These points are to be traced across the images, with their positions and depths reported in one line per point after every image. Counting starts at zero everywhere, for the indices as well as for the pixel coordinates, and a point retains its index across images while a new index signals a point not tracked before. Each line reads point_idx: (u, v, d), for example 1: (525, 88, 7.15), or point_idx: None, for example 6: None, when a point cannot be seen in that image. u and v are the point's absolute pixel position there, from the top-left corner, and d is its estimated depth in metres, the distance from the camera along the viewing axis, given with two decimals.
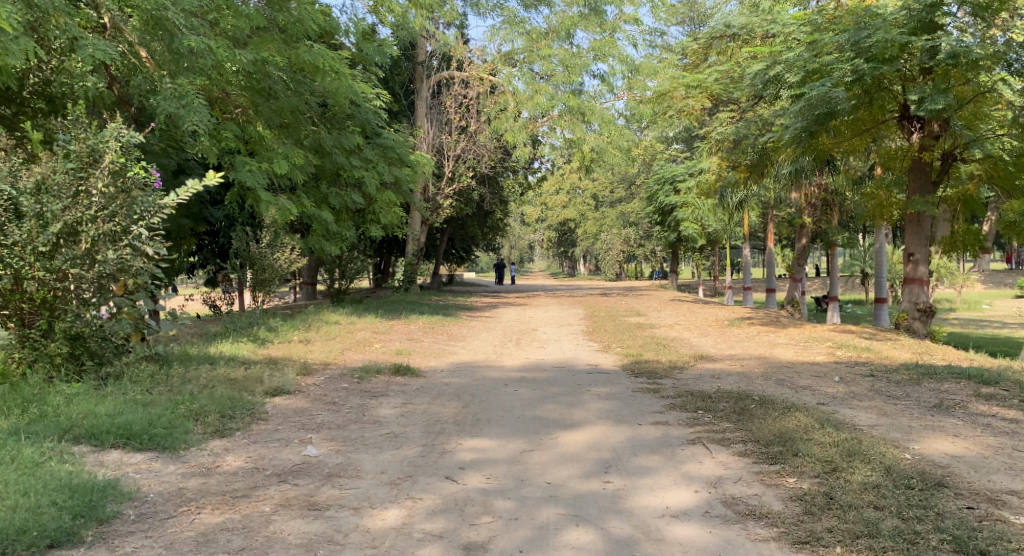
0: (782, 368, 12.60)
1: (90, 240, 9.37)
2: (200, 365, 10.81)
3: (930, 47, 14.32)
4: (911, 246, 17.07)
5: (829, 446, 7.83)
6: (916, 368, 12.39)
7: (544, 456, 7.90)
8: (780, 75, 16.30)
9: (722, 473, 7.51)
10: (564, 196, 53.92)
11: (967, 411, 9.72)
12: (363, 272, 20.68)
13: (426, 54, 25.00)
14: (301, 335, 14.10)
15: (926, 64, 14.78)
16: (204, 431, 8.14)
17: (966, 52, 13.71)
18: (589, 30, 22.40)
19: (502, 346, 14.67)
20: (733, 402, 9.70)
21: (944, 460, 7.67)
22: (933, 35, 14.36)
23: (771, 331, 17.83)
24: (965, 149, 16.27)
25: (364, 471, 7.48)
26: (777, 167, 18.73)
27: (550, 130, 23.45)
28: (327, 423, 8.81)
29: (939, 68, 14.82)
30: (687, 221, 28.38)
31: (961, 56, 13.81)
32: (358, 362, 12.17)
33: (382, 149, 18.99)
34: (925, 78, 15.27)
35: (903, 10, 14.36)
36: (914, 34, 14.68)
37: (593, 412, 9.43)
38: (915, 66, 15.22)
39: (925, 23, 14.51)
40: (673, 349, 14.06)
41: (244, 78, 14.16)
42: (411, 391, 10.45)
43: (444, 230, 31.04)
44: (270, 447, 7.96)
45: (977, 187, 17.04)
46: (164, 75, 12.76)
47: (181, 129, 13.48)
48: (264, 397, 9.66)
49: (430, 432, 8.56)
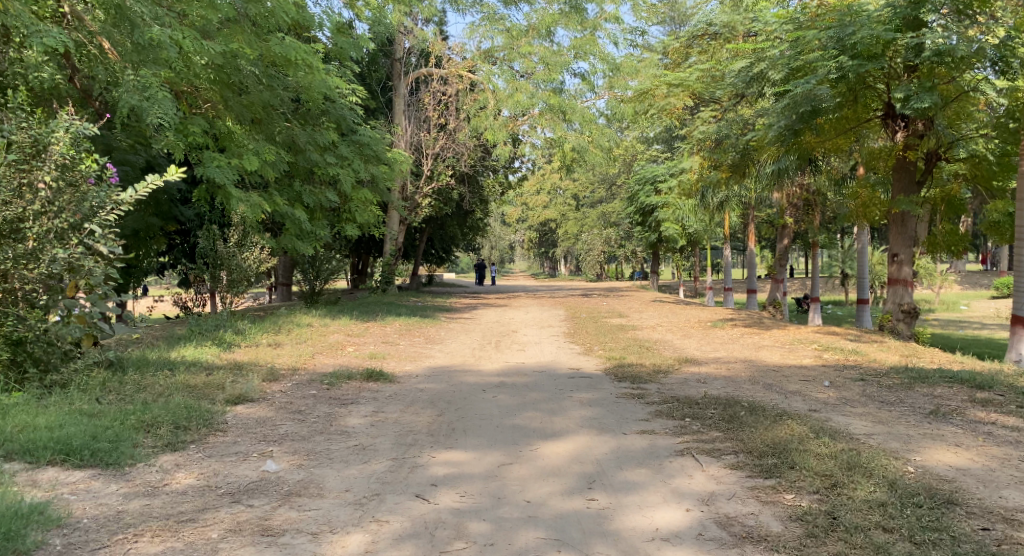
0: (769, 372, 12.13)
1: (34, 238, 8.95)
2: (159, 371, 10.22)
3: (915, 44, 13.83)
4: (895, 246, 16.65)
5: (828, 458, 7.35)
6: (908, 371, 11.94)
7: (522, 471, 7.37)
8: (765, 73, 15.96)
9: (714, 489, 7.00)
10: (544, 197, 53.55)
11: (966, 418, 9.28)
12: (338, 273, 20.02)
13: (404, 50, 24.39)
14: (270, 338, 13.51)
15: (911, 62, 14.32)
16: (154, 444, 7.58)
17: (951, 51, 13.29)
18: (569, 28, 22.00)
19: (479, 349, 14.11)
20: (722, 410, 9.21)
21: (949, 474, 7.21)
22: (918, 31, 13.91)
23: (756, 333, 17.41)
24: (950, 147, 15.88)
25: (327, 489, 6.92)
26: (759, 167, 18.08)
27: (530, 129, 22.99)
28: (291, 434, 8.24)
29: (925, 66, 14.38)
30: (668, 221, 27.96)
31: (946, 53, 13.34)
32: (329, 367, 11.58)
33: (358, 146, 18.38)
34: (910, 76, 14.83)
35: (888, 6, 13.89)
36: (900, 31, 14.29)
37: (575, 421, 8.90)
38: (899, 65, 14.83)
39: (910, 19, 14.10)
40: (657, 352, 13.56)
41: (213, 72, 13.54)
42: (383, 398, 9.88)
43: (422, 230, 30.45)
44: (226, 461, 7.38)
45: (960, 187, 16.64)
46: (126, 67, 12.11)
47: (145, 123, 12.85)
48: (225, 406, 9.10)
49: (401, 444, 8.01)
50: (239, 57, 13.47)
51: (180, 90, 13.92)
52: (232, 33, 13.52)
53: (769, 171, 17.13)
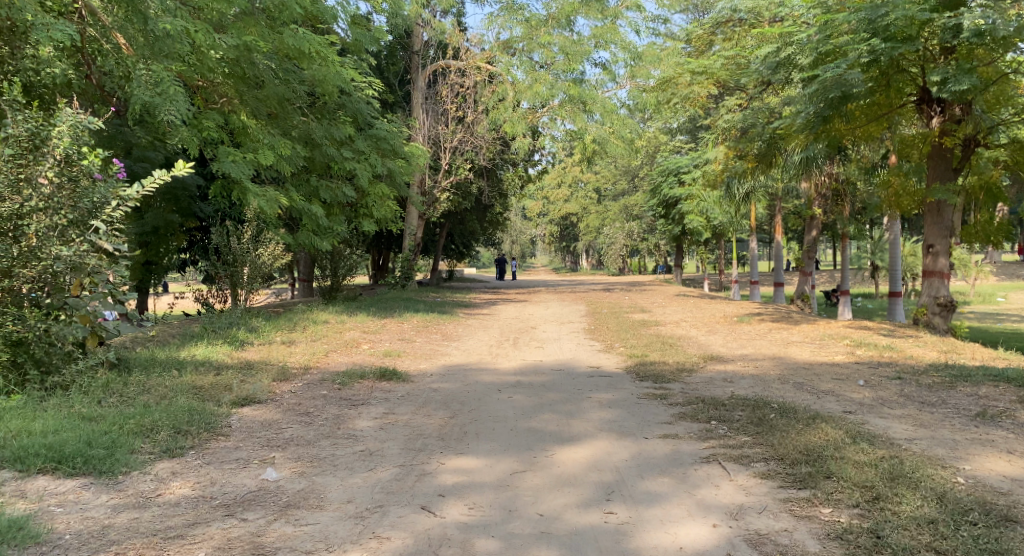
0: (799, 370, 11.64)
1: (33, 235, 8.61)
2: (166, 370, 9.78)
3: (952, 25, 13.29)
4: (930, 237, 16.05)
5: (867, 467, 6.92)
6: (948, 369, 11.41)
7: (536, 479, 6.95)
8: (792, 58, 15.48)
9: (743, 502, 6.54)
10: (566, 189, 53.02)
11: (1016, 421, 8.80)
12: (356, 269, 19.62)
13: (423, 43, 24.02)
14: (285, 336, 13.13)
15: (948, 43, 13.70)
16: (152, 451, 7.23)
17: (993, 31, 12.71)
18: (590, 17, 21.46)
19: (497, 346, 13.68)
20: (750, 411, 8.75)
21: (1005, 485, 6.80)
22: (956, 12, 13.30)
23: (783, 328, 16.85)
24: (988, 133, 15.29)
25: (328, 500, 6.54)
26: (786, 156, 17.56)
27: (551, 121, 22.57)
28: (295, 439, 7.85)
29: (963, 47, 13.80)
30: (692, 214, 27.39)
31: (986, 33, 12.77)
32: (342, 365, 11.19)
33: (374, 140, 17.90)
34: (947, 58, 14.28)
35: None
36: (936, 11, 13.69)
37: (594, 424, 8.45)
38: (935, 46, 14.26)
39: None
40: (680, 349, 13.05)
41: (227, 66, 13.08)
42: (396, 399, 9.47)
43: (442, 224, 30.07)
44: (224, 469, 7.02)
45: (999, 174, 16.08)
46: (138, 61, 11.52)
47: (158, 118, 12.41)
48: (230, 408, 8.69)
49: (410, 450, 7.61)
50: (254, 51, 13.01)
51: (195, 84, 13.50)
52: (246, 25, 13.00)
53: (798, 159, 16.57)
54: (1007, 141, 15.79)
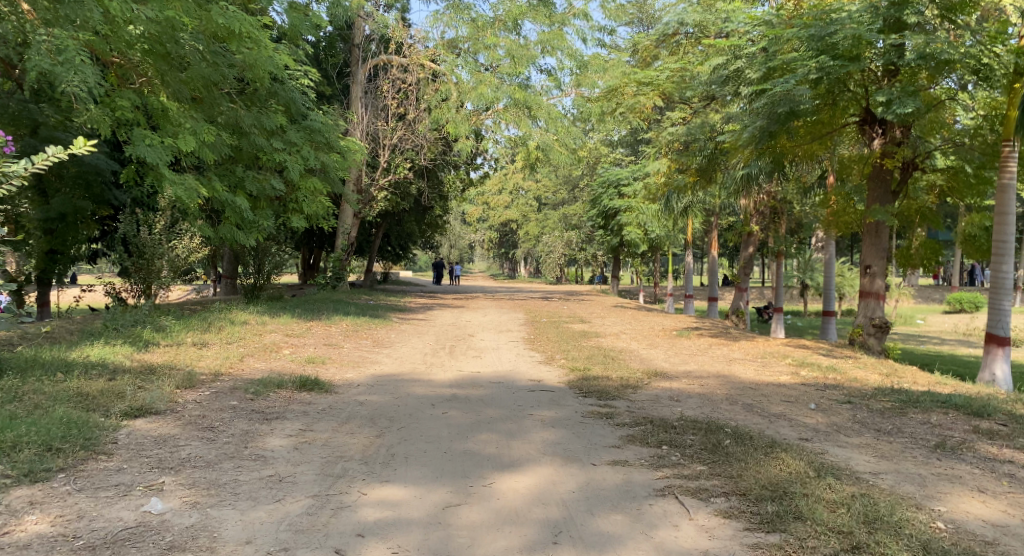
0: (747, 389, 10.98)
1: None
2: (48, 374, 8.62)
3: (899, 47, 12.74)
4: (868, 258, 15.47)
5: (839, 508, 6.31)
6: (896, 393, 10.86)
7: (472, 516, 6.15)
8: (742, 71, 14.77)
9: (707, 548, 5.90)
10: (506, 197, 52.07)
11: (978, 454, 8.28)
12: (281, 267, 18.53)
13: (363, 36, 22.91)
14: (196, 336, 11.95)
15: (893, 64, 13.10)
16: (9, 473, 6.23)
17: (937, 54, 12.09)
18: (537, 21, 20.85)
19: (431, 355, 12.74)
20: (704, 435, 8.02)
21: (988, 533, 6.22)
22: (901, 35, 12.77)
23: (725, 344, 16.25)
24: (925, 157, 14.77)
25: (221, 541, 5.72)
26: (729, 171, 16.91)
27: (495, 124, 21.68)
28: (193, 458, 6.85)
29: (906, 69, 13.17)
30: (630, 225, 26.62)
31: (930, 56, 12.15)
32: (257, 374, 10.13)
33: (308, 133, 16.67)
34: (891, 80, 13.77)
35: (868, 8, 12.71)
36: (880, 34, 13.10)
37: (537, 447, 7.61)
38: (881, 67, 13.72)
39: (893, 22, 12.94)
40: (623, 363, 12.24)
41: (146, 42, 11.75)
42: (315, 413, 8.48)
43: (378, 225, 28.93)
44: (98, 499, 6.09)
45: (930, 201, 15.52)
46: (37, 27, 10.23)
47: (61, 92, 11.15)
48: (119, 420, 7.60)
49: (328, 474, 6.70)
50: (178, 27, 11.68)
51: (108, 60, 12.26)
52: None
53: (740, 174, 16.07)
54: (942, 166, 15.44)
